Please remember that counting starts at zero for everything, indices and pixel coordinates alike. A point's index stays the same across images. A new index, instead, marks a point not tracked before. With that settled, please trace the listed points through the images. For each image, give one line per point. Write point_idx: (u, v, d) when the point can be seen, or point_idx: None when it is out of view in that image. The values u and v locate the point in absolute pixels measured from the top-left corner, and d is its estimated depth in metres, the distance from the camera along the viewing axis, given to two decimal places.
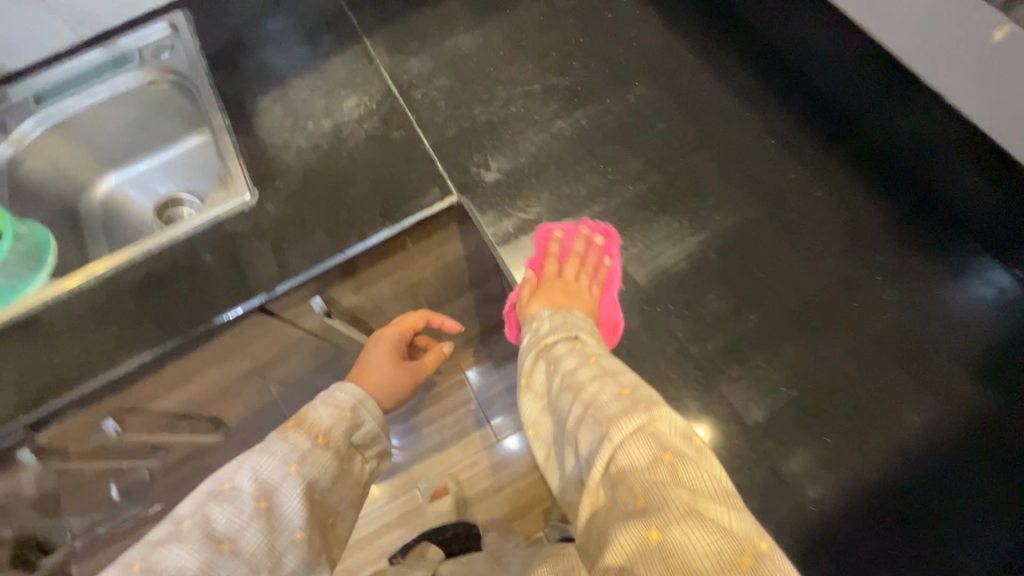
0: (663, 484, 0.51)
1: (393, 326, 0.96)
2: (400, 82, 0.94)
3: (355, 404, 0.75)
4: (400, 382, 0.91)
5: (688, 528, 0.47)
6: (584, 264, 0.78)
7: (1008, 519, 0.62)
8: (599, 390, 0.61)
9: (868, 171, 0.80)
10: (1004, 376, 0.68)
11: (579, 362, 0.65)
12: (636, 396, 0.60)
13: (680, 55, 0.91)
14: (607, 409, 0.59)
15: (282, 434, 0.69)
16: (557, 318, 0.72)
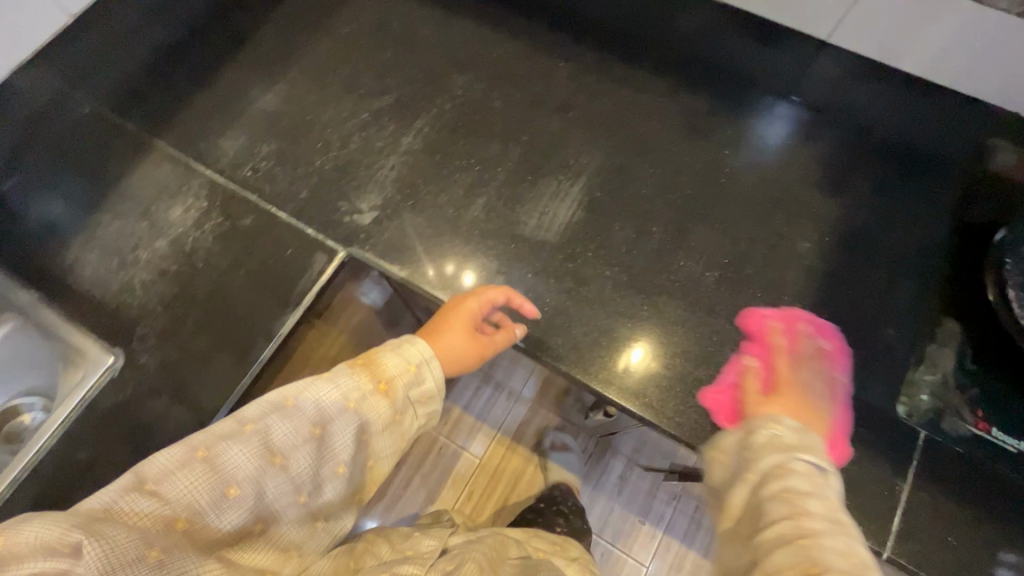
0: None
1: (474, 295, 0.74)
2: (221, 168, 0.85)
3: (422, 362, 0.66)
4: (462, 360, 0.72)
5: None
6: (806, 361, 0.71)
7: (896, 284, 0.77)
8: (818, 514, 0.52)
9: (682, 64, 0.91)
10: (838, 182, 0.83)
11: (829, 505, 0.53)
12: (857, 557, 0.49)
13: (478, 34, 0.94)
14: (817, 535, 0.50)
15: (349, 369, 0.63)
16: (799, 433, 0.60)
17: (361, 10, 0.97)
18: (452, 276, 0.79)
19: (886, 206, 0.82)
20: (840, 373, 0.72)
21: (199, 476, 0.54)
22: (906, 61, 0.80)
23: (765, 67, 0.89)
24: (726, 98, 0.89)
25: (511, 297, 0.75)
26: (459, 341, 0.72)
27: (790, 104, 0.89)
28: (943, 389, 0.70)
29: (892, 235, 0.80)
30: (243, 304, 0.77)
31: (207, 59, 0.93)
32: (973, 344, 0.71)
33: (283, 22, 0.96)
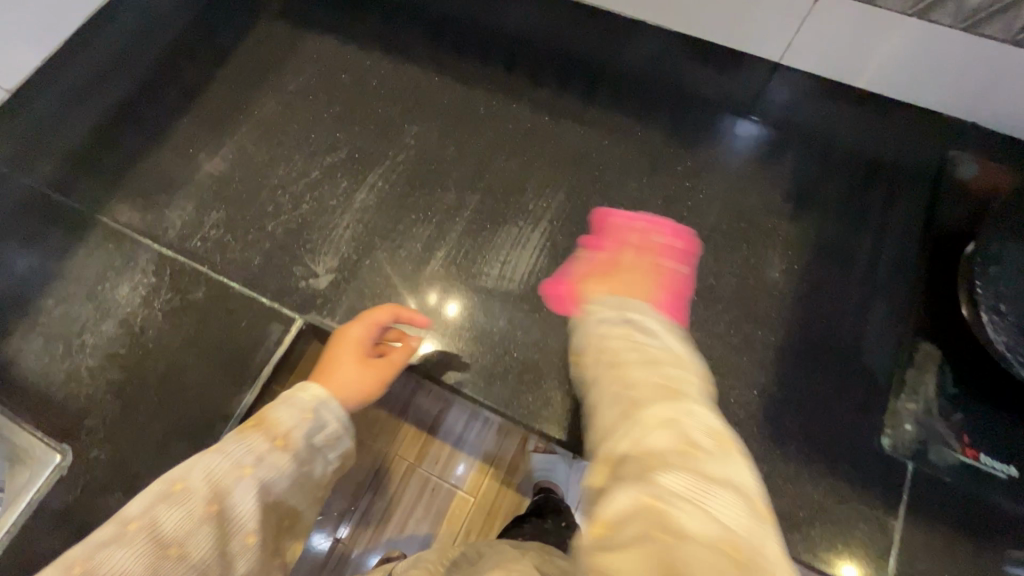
0: (682, 463, 0.42)
1: (358, 321, 0.72)
2: (169, 241, 0.82)
3: (317, 405, 0.63)
4: (359, 393, 0.68)
5: (692, 507, 0.40)
6: (666, 266, 0.73)
7: (873, 307, 0.75)
8: (635, 365, 0.52)
9: (638, 98, 0.91)
10: (805, 205, 0.82)
11: (642, 346, 0.54)
12: (678, 392, 0.49)
13: (428, 81, 0.92)
14: (635, 389, 0.50)
15: (239, 435, 0.60)
16: (621, 301, 0.62)
17: (309, 64, 0.95)
18: (434, 304, 0.78)
19: (855, 224, 0.81)
20: (670, 261, 0.74)
21: None
22: (865, 76, 0.85)
23: (724, 93, 0.91)
24: (685, 127, 0.88)
25: (398, 313, 0.72)
26: (355, 372, 0.69)
27: (751, 123, 0.89)
28: (924, 417, 0.68)
29: (864, 254, 0.78)
30: (195, 383, 0.74)
31: (151, 125, 0.90)
32: (952, 368, 0.69)
33: (228, 79, 0.93)
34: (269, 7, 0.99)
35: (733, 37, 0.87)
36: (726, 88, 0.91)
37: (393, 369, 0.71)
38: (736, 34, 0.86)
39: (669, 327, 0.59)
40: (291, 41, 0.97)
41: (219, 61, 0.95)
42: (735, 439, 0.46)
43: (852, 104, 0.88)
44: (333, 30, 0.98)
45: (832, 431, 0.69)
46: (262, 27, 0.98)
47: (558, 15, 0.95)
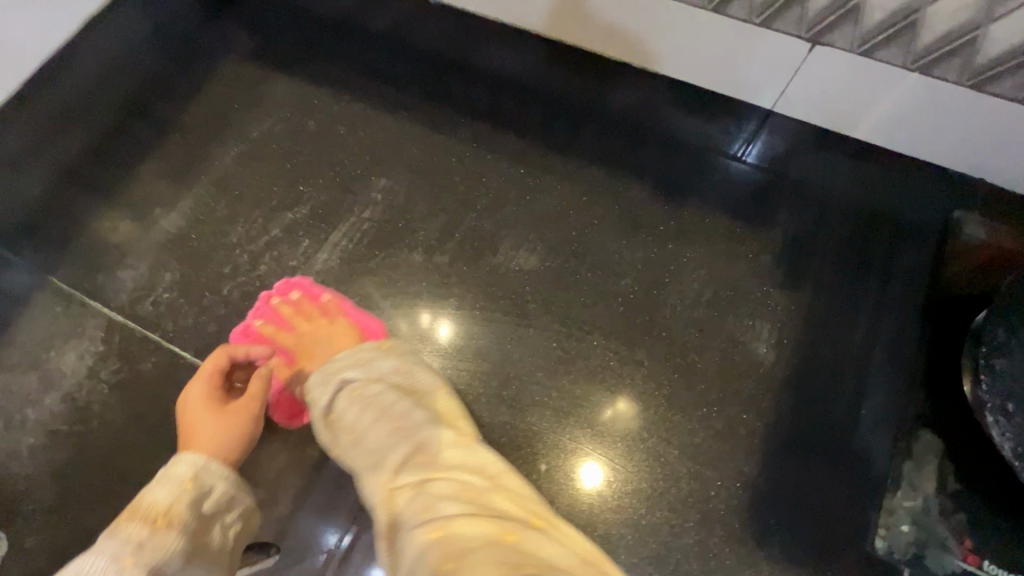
0: (445, 490, 0.53)
1: (196, 379, 0.67)
2: (119, 304, 0.77)
3: (195, 470, 0.60)
4: (239, 439, 0.65)
5: (463, 519, 0.50)
6: (303, 317, 0.76)
7: (865, 387, 0.70)
8: (372, 429, 0.61)
9: (619, 149, 0.85)
10: (796, 269, 0.76)
11: (371, 376, 0.65)
12: (412, 429, 0.59)
13: (399, 129, 0.87)
14: (381, 450, 0.59)
15: (111, 530, 0.53)
16: (353, 356, 0.67)
17: (275, 109, 0.90)
18: None
19: (849, 290, 0.75)
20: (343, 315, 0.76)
21: None
22: (861, 128, 0.79)
23: (714, 140, 0.85)
24: (670, 180, 0.82)
25: (230, 353, 0.68)
26: (216, 423, 0.65)
27: (745, 165, 0.84)
28: (921, 516, 0.63)
29: (857, 326, 0.73)
30: (142, 463, 0.70)
31: (107, 175, 0.86)
32: (954, 463, 0.65)
33: (189, 126, 0.89)
34: (234, 47, 0.94)
35: (731, 85, 0.82)
36: (717, 135, 0.85)
37: (251, 400, 0.67)
38: (734, 82, 0.81)
39: (382, 353, 0.67)
40: (255, 84, 0.92)
41: (180, 106, 0.90)
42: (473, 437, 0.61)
43: (852, 158, 0.83)
44: (301, 72, 0.92)
45: (814, 527, 0.65)
46: (226, 68, 0.93)
47: (535, 64, 0.91)
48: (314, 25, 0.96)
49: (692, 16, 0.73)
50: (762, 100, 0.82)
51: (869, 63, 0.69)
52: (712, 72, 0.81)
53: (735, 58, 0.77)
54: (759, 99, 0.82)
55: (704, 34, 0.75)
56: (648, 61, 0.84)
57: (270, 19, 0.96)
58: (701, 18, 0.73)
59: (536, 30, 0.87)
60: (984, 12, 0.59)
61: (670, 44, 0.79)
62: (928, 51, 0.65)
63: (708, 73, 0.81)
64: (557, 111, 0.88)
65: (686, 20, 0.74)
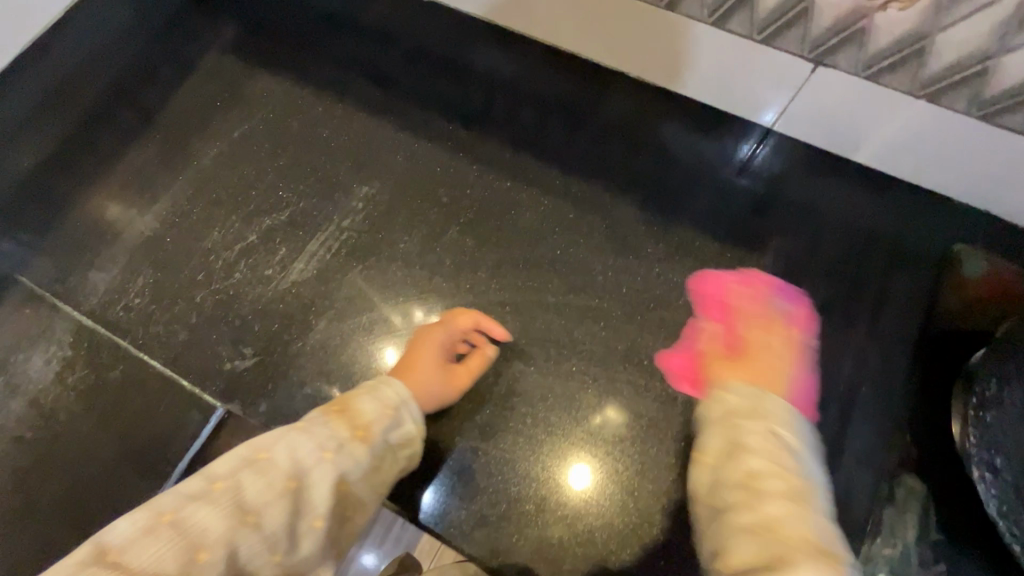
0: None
1: (441, 325, 0.69)
2: (89, 308, 0.76)
3: (401, 403, 0.59)
4: (438, 398, 0.67)
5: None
6: (753, 315, 0.61)
7: (852, 426, 0.68)
8: (778, 498, 0.43)
9: (611, 163, 0.82)
10: (789, 298, 0.74)
11: (787, 449, 0.46)
12: (828, 547, 0.40)
13: (384, 133, 0.85)
14: (783, 534, 0.41)
15: (325, 418, 0.55)
16: (790, 427, 0.48)
17: (257, 108, 0.87)
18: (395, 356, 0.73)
19: (843, 321, 0.73)
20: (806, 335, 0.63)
21: (162, 547, 0.42)
22: (865, 149, 0.76)
23: (711, 156, 0.82)
24: (661, 198, 0.79)
25: (478, 323, 0.70)
26: (432, 374, 0.67)
27: (743, 184, 0.80)
28: (899, 564, 0.62)
29: (850, 360, 0.71)
30: (106, 475, 0.69)
31: (85, 175, 0.84)
32: (937, 507, 0.64)
33: (171, 124, 0.87)
34: (219, 42, 0.92)
35: (726, 100, 0.79)
36: (713, 152, 0.82)
37: (468, 376, 0.69)
38: (730, 97, 0.78)
39: (814, 448, 0.49)
40: (238, 81, 0.89)
41: (162, 104, 0.88)
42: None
43: (851, 184, 0.80)
44: (285, 70, 0.90)
45: None
46: (210, 64, 0.91)
47: (528, 68, 0.87)
48: (300, 20, 0.92)
49: (687, 29, 0.70)
50: (758, 117, 0.79)
51: (874, 87, 0.66)
52: (708, 86, 0.78)
53: (732, 74, 0.74)
54: (755, 116, 0.79)
55: (700, 48, 0.73)
56: (642, 70, 0.81)
57: (255, 13, 0.93)
58: (696, 32, 0.70)
59: (529, 32, 0.84)
60: (994, 45, 0.55)
61: (667, 55, 0.76)
62: (935, 79, 0.61)
63: (703, 87, 0.79)
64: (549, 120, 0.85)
65: (681, 33, 0.71)
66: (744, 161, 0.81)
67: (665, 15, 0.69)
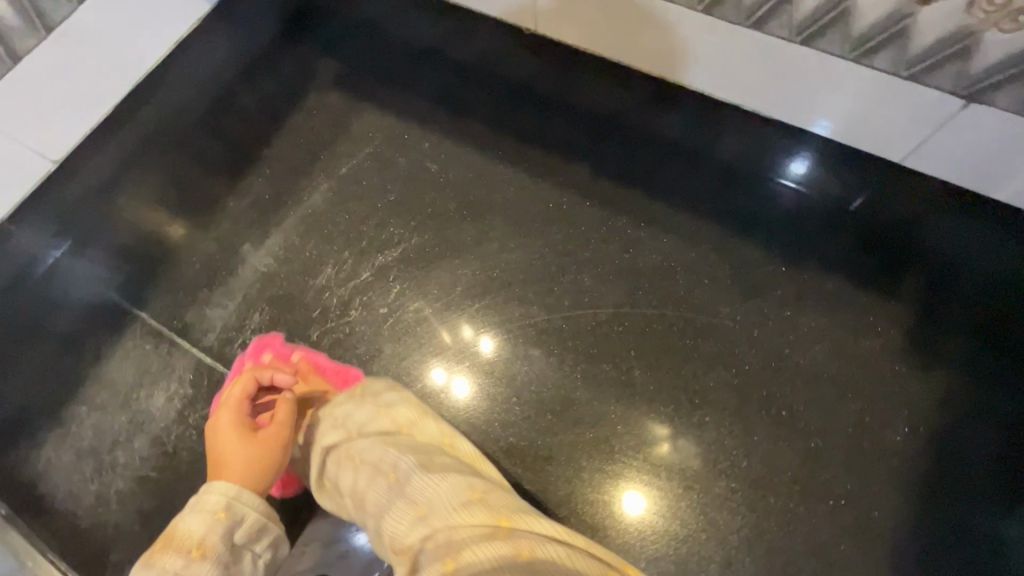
0: (460, 518, 0.49)
1: (224, 407, 0.60)
2: (208, 346, 0.76)
3: (229, 500, 0.54)
4: (267, 471, 0.56)
5: (489, 559, 0.45)
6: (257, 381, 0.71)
7: (1016, 490, 0.65)
8: (426, 560, 0.47)
9: (729, 205, 0.80)
10: (940, 347, 0.70)
11: (384, 459, 0.56)
12: (394, 485, 0.53)
13: (492, 170, 0.84)
14: (443, 536, 0.48)
15: (143, 563, 0.50)
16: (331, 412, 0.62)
17: (362, 144, 0.87)
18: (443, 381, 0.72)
19: (999, 373, 0.69)
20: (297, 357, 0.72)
21: None
22: (1003, 190, 0.71)
23: (836, 199, 0.80)
24: (786, 239, 0.77)
25: (257, 376, 0.62)
26: (243, 452, 0.56)
27: (864, 229, 0.78)
28: None
29: (1010, 416, 0.67)
30: None
31: (196, 209, 0.85)
32: None
33: (277, 160, 0.88)
34: (323, 79, 0.94)
35: (832, 131, 0.76)
36: (836, 196, 0.80)
37: (283, 426, 0.59)
38: (838, 127, 0.75)
39: (351, 394, 0.63)
40: (343, 117, 0.90)
41: (267, 140, 0.90)
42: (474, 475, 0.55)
43: (996, 228, 0.75)
44: (389, 107, 0.90)
45: None
46: (314, 100, 0.92)
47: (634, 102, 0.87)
48: (402, 58, 0.94)
49: (803, 56, 0.69)
50: (867, 147, 0.76)
51: None
52: (812, 115, 0.76)
53: (845, 102, 0.72)
54: (863, 145, 0.76)
55: (812, 75, 0.71)
56: (741, 99, 0.79)
57: (358, 52, 0.95)
58: (813, 59, 0.69)
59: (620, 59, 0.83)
60: None
61: (774, 82, 0.74)
62: None
63: (808, 114, 0.76)
64: (660, 159, 0.84)
65: (794, 61, 0.70)
66: (876, 203, 0.79)
67: (782, 42, 0.69)
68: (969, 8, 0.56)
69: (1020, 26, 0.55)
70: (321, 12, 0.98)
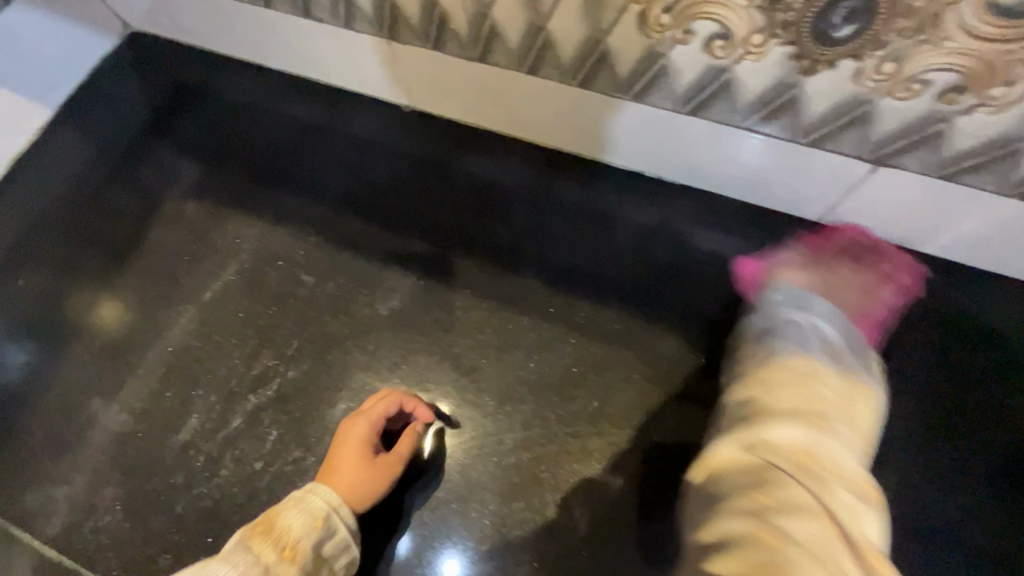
0: (814, 505, 0.45)
1: (361, 416, 0.63)
2: (53, 534, 0.64)
3: (331, 511, 0.56)
4: (369, 497, 0.61)
5: (812, 556, 0.41)
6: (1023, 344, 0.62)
7: None
8: (779, 492, 0.46)
9: (642, 286, 0.71)
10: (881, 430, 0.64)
11: (808, 392, 0.53)
12: (827, 423, 0.51)
13: (376, 275, 0.74)
14: (788, 504, 0.45)
15: (246, 543, 0.52)
16: None
17: (229, 260, 0.77)
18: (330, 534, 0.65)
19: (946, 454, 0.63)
20: None
21: None
22: (933, 244, 0.65)
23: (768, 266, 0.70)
24: (707, 321, 0.69)
25: (402, 403, 0.64)
26: (360, 473, 0.61)
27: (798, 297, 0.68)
28: None
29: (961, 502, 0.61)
30: None
31: (36, 362, 0.73)
32: None
33: (135, 287, 0.76)
34: (183, 185, 0.83)
35: (744, 194, 0.70)
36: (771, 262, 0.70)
37: (400, 460, 0.63)
38: (750, 190, 0.69)
39: (855, 335, 0.60)
40: (207, 229, 0.79)
41: (121, 263, 0.78)
42: (878, 493, 0.48)
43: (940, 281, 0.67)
44: (260, 211, 0.80)
45: None
46: (174, 212, 0.81)
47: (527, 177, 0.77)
48: (273, 150, 0.83)
49: (694, 125, 0.62)
50: (786, 208, 0.69)
51: (950, 187, 0.56)
52: (719, 180, 0.70)
53: (750, 167, 0.65)
54: (782, 206, 0.69)
55: (710, 143, 0.64)
56: (645, 165, 0.73)
57: (223, 149, 0.84)
58: (707, 128, 0.62)
59: (514, 131, 0.77)
60: None
61: (675, 149, 0.68)
62: None
63: (717, 180, 0.70)
64: (557, 241, 0.74)
65: (688, 130, 0.63)
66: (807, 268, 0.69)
67: (669, 113, 0.62)
68: (857, 78, 0.49)
69: (916, 93, 0.48)
70: (180, 106, 0.88)
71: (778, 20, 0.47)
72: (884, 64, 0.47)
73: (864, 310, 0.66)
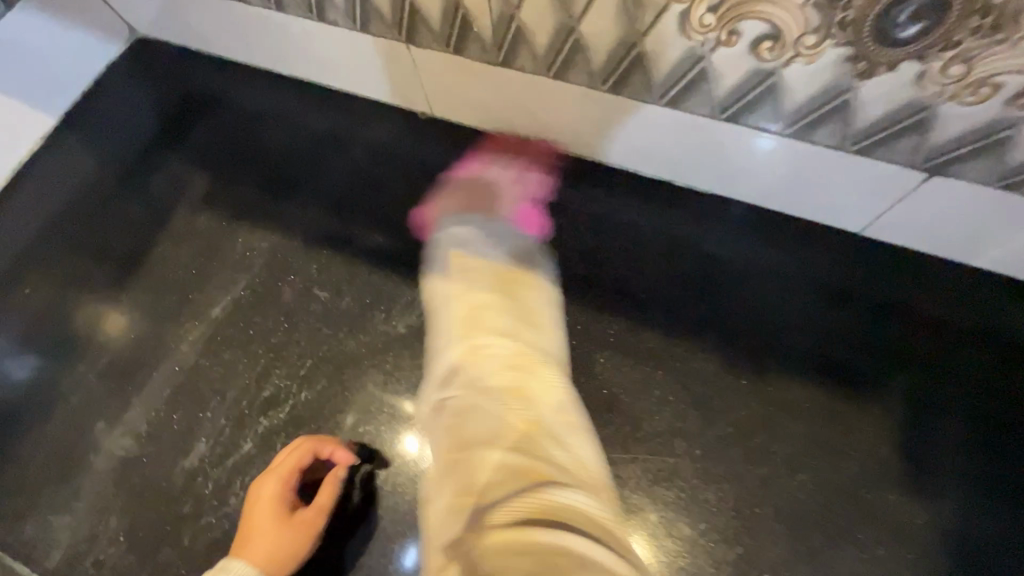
0: (490, 411, 0.53)
1: (270, 475, 0.60)
2: (56, 565, 0.61)
3: None
4: (291, 558, 0.58)
5: (504, 451, 0.49)
6: None
7: None
8: (469, 417, 0.53)
9: (673, 302, 0.68)
10: (938, 460, 0.61)
11: (481, 295, 0.64)
12: (495, 318, 0.61)
13: (393, 289, 0.71)
14: (467, 419, 0.53)
15: None
16: None
17: (239, 274, 0.74)
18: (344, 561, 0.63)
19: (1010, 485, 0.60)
20: None
21: None
22: (985, 256, 0.62)
23: (814, 281, 0.67)
24: (742, 341, 0.66)
25: (314, 450, 0.61)
26: (276, 535, 0.58)
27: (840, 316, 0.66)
28: None
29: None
30: None
31: (36, 382, 0.69)
32: None
33: (138, 303, 0.73)
34: (190, 196, 0.79)
35: (783, 206, 0.67)
36: (819, 276, 0.67)
37: (322, 512, 0.60)
38: (790, 204, 0.66)
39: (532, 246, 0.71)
40: (215, 241, 0.76)
41: (124, 277, 0.75)
42: (533, 358, 0.59)
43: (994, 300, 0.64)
44: (270, 223, 0.77)
45: None
46: (181, 223, 0.78)
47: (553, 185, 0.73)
48: (285, 159, 0.80)
49: (732, 132, 0.59)
50: (829, 222, 0.66)
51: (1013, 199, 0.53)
52: (756, 193, 0.66)
53: (791, 177, 0.62)
54: (825, 220, 0.66)
55: (749, 154, 0.61)
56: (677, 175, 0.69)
57: (233, 158, 0.81)
58: (746, 136, 0.58)
59: (538, 139, 0.73)
60: None
61: (710, 161, 0.64)
62: None
63: (754, 192, 0.66)
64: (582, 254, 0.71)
65: (726, 139, 0.60)
66: (857, 284, 0.66)
67: (707, 121, 0.58)
68: (919, 81, 0.46)
69: (984, 98, 0.45)
70: (188, 114, 0.84)
71: (837, 20, 0.43)
72: (950, 65, 0.43)
73: (529, 194, 0.73)
